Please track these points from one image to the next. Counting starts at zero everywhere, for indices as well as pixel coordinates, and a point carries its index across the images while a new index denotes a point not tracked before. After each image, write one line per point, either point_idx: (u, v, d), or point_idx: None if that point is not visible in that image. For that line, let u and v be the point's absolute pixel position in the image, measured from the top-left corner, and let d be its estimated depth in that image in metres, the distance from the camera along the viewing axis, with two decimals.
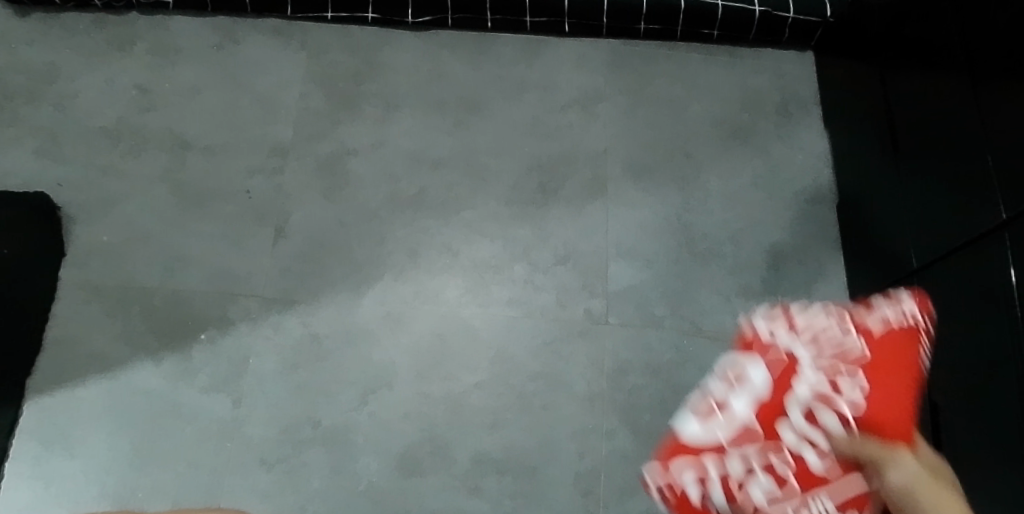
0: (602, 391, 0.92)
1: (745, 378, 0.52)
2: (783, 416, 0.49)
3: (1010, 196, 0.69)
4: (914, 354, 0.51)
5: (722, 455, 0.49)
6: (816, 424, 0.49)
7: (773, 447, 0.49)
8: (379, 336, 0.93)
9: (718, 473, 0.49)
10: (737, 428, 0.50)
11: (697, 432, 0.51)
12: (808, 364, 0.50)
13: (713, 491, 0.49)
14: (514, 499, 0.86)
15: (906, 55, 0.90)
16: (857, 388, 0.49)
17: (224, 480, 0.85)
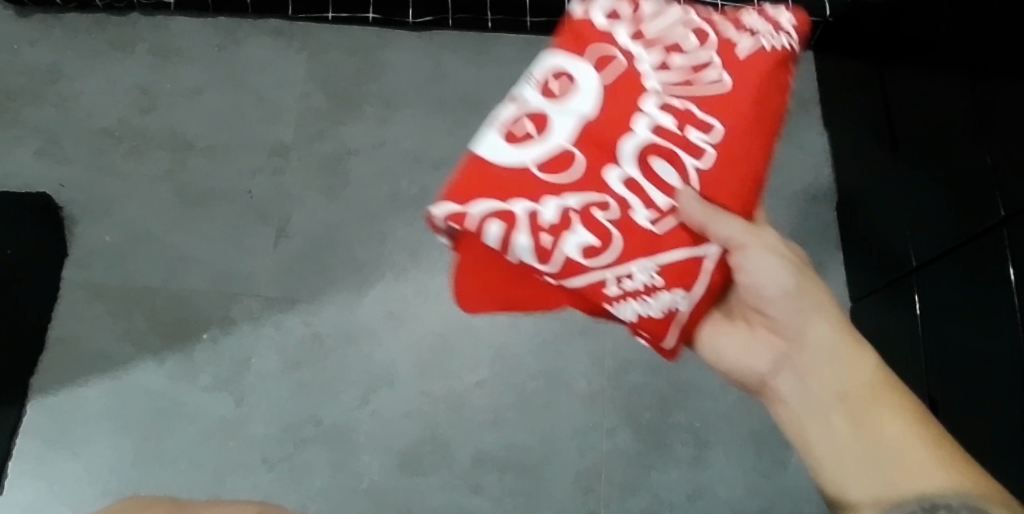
0: (603, 389, 0.92)
1: (572, 95, 0.49)
2: (613, 149, 0.49)
3: (1009, 193, 0.70)
4: (770, 107, 0.51)
5: (543, 168, 0.48)
6: (647, 159, 0.49)
7: (593, 179, 0.48)
8: (381, 335, 0.93)
9: (526, 213, 0.47)
10: (557, 143, 0.48)
11: (520, 130, 0.48)
12: (658, 94, 0.50)
13: (519, 210, 0.47)
14: (515, 498, 0.87)
15: (906, 53, 0.90)
16: (706, 134, 0.49)
17: (227, 479, 0.86)
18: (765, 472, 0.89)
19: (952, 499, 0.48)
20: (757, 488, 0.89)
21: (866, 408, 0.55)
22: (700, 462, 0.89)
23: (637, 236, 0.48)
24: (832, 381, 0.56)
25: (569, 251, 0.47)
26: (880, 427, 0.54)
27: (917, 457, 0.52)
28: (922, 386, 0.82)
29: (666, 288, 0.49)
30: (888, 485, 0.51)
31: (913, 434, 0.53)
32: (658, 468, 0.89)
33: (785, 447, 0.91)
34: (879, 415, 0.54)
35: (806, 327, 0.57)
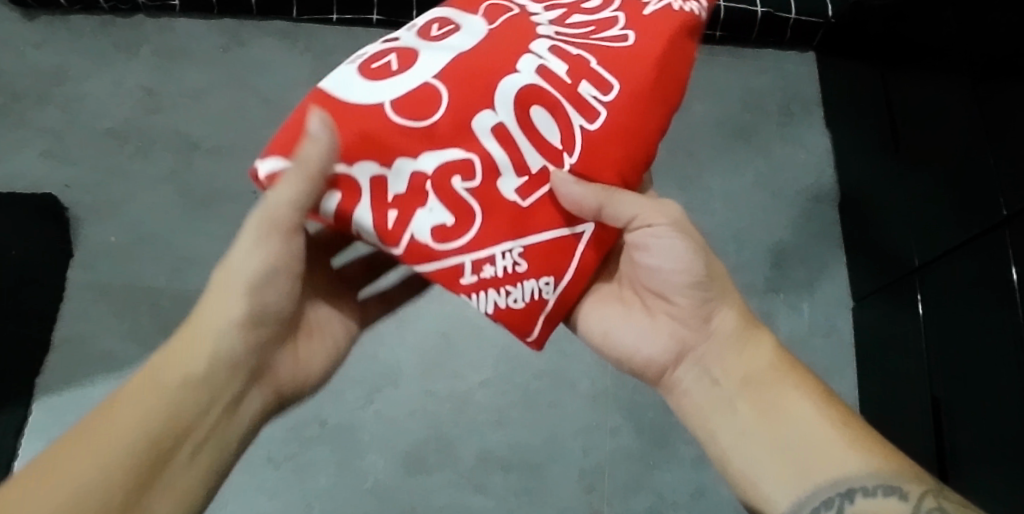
0: (606, 388, 0.92)
1: (449, 40, 0.49)
2: (488, 94, 0.47)
3: (1010, 193, 0.70)
4: (667, 78, 0.53)
5: (399, 115, 0.46)
6: (525, 113, 0.48)
7: (460, 133, 0.47)
8: (385, 335, 0.94)
9: (371, 178, 0.45)
10: (421, 86, 0.47)
11: (384, 74, 0.47)
12: (552, 50, 0.50)
13: (364, 175, 0.45)
14: (519, 496, 0.87)
15: (907, 55, 0.90)
16: (595, 96, 0.50)
17: (234, 479, 0.87)
18: None
19: (860, 479, 0.50)
20: None
21: (770, 393, 0.55)
22: (703, 460, 0.90)
23: (498, 207, 0.47)
24: (738, 366, 0.56)
25: (416, 228, 0.46)
26: (788, 411, 0.54)
27: (824, 439, 0.52)
28: (924, 386, 0.82)
29: (529, 274, 0.48)
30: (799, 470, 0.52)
31: (818, 415, 0.53)
32: (662, 467, 0.89)
33: None
34: (786, 398, 0.54)
35: (707, 310, 0.56)
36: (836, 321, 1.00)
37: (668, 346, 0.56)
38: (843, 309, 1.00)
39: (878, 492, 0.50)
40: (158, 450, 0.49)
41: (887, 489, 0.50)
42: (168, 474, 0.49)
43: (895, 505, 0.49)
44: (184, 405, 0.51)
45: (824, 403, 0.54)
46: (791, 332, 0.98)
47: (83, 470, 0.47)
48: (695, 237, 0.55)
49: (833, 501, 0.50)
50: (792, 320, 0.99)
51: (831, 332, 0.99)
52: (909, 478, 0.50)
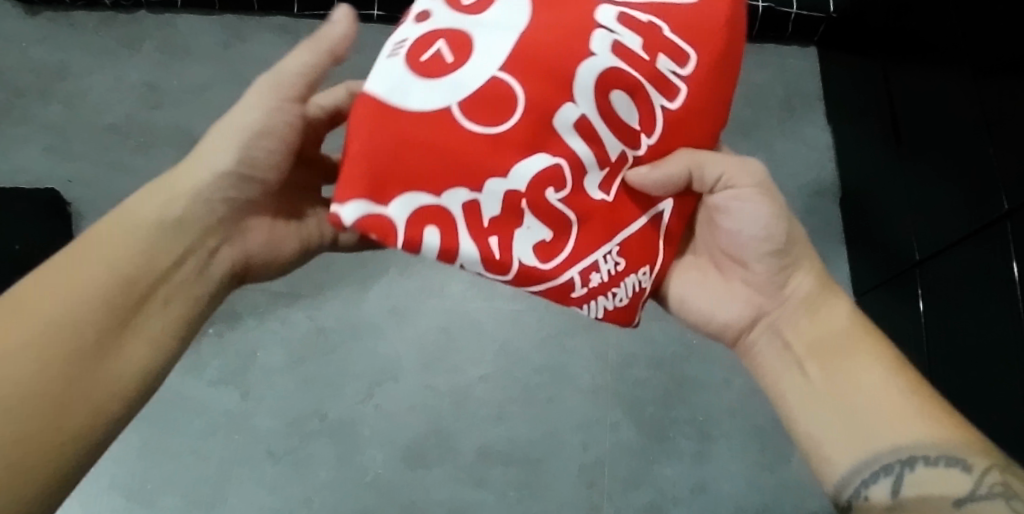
0: (606, 383, 0.92)
1: (494, 12, 0.40)
2: (565, 85, 0.40)
3: (1010, 186, 0.70)
4: (734, 34, 0.46)
5: (464, 114, 0.38)
6: (607, 103, 0.42)
7: (542, 135, 0.41)
8: (384, 329, 0.94)
9: (460, 206, 0.39)
10: (489, 80, 0.39)
11: (440, 70, 0.39)
12: (619, 24, 0.41)
13: (449, 201, 0.39)
14: (518, 491, 0.87)
15: (907, 51, 0.90)
16: (671, 70, 0.43)
17: (233, 472, 0.87)
18: (768, 466, 0.90)
19: (921, 448, 0.47)
20: (760, 482, 0.89)
21: (840, 356, 0.52)
22: (704, 456, 0.90)
23: (593, 211, 0.44)
24: (810, 331, 0.54)
25: (520, 252, 0.41)
26: (857, 376, 0.50)
27: (892, 405, 0.49)
28: None
29: (629, 269, 0.45)
30: (860, 434, 0.49)
31: (890, 380, 0.50)
32: (662, 462, 0.89)
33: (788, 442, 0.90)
34: (857, 361, 0.51)
35: (785, 275, 0.54)
36: None
37: (745, 311, 0.55)
38: None
39: (939, 462, 0.46)
40: (132, 295, 0.48)
41: (950, 459, 0.46)
42: (141, 320, 0.48)
43: (955, 477, 0.45)
44: (157, 252, 0.49)
45: (898, 369, 0.50)
46: None
47: (53, 306, 0.45)
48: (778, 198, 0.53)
49: (892, 468, 0.47)
50: None
51: None
52: (977, 451, 0.46)
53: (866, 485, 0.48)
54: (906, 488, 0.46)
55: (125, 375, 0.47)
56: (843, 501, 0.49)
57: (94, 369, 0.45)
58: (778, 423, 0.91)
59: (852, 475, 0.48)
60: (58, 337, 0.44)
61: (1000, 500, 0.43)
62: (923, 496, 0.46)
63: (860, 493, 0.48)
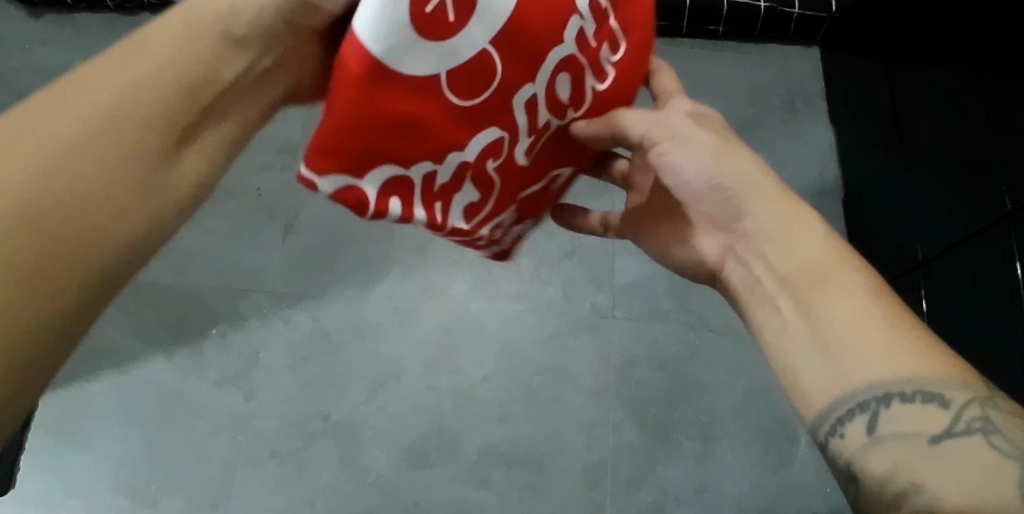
0: (609, 384, 0.92)
1: None
2: (533, 67, 0.42)
3: (1010, 187, 0.70)
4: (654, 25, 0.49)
5: (451, 88, 0.39)
6: (552, 82, 0.44)
7: (500, 110, 0.42)
8: (387, 330, 0.94)
9: (420, 175, 0.42)
10: (477, 55, 0.39)
11: (444, 31, 0.37)
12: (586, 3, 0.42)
13: (416, 172, 0.42)
14: (521, 492, 0.87)
15: (908, 52, 0.91)
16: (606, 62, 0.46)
17: (236, 473, 0.87)
18: (771, 467, 0.89)
19: (898, 383, 0.40)
20: (763, 483, 0.89)
21: (821, 286, 0.46)
22: (706, 456, 0.90)
23: (508, 179, 0.47)
24: (783, 265, 0.48)
25: (450, 214, 0.46)
26: (836, 309, 0.44)
27: (872, 338, 0.42)
28: None
29: (509, 220, 0.51)
30: (837, 369, 0.43)
31: (874, 310, 0.43)
32: (664, 463, 0.89)
33: (791, 442, 0.90)
34: (837, 290, 0.45)
35: (732, 211, 0.50)
36: None
37: (714, 251, 0.53)
38: None
39: (917, 398, 0.40)
40: (176, 122, 0.39)
41: (930, 395, 0.40)
42: (183, 150, 0.40)
43: (933, 414, 0.39)
44: (207, 74, 0.40)
45: (885, 300, 0.44)
46: None
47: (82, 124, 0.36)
48: (706, 140, 0.50)
49: (870, 404, 0.41)
50: None
51: None
52: (961, 386, 0.40)
53: (842, 420, 0.42)
54: (883, 426, 0.40)
55: (159, 210, 0.39)
56: (821, 443, 0.43)
57: (132, 198, 0.37)
58: (780, 424, 0.91)
59: (829, 412, 0.43)
60: (81, 165, 0.35)
61: (977, 437, 0.37)
62: (898, 434, 0.39)
63: (835, 429, 0.42)
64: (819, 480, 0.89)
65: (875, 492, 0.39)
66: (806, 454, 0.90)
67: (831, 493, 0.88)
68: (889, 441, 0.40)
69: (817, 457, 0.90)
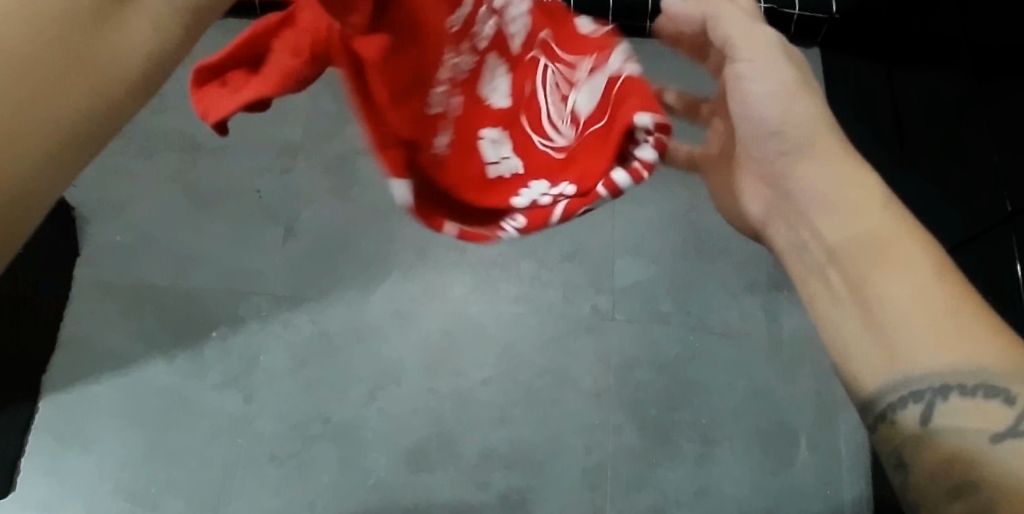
0: (610, 386, 0.92)
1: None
2: None
3: (1012, 189, 0.70)
4: None
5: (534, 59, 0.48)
6: None
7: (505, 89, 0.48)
8: (387, 333, 0.94)
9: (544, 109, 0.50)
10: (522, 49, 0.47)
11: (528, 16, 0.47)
12: None
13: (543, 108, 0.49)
14: (521, 495, 0.87)
15: (908, 54, 0.91)
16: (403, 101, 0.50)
17: (235, 475, 0.88)
18: (771, 469, 0.89)
19: (957, 373, 0.38)
20: (764, 485, 0.89)
21: (876, 258, 0.43)
22: (706, 459, 0.89)
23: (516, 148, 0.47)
24: (836, 230, 0.46)
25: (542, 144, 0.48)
26: (896, 280, 0.42)
27: (940, 320, 0.39)
28: None
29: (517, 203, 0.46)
30: (894, 349, 0.40)
31: (940, 281, 0.41)
32: (664, 466, 0.89)
33: (792, 445, 0.90)
34: (900, 262, 0.42)
35: (783, 165, 0.49)
36: None
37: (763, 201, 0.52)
38: None
39: (977, 394, 0.37)
40: None
41: (996, 388, 0.37)
42: None
43: (991, 411, 0.36)
44: None
45: (949, 274, 0.41)
46: (795, 331, 0.96)
47: None
48: (786, 77, 0.48)
49: (927, 394, 0.38)
50: (797, 318, 0.96)
51: None
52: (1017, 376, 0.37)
53: (899, 406, 0.39)
54: (939, 418, 0.38)
55: None
56: (870, 424, 0.42)
57: None
58: (781, 426, 0.91)
59: (881, 397, 0.40)
60: None
61: None
62: (960, 428, 0.37)
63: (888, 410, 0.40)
64: (820, 483, 0.89)
65: (930, 488, 0.37)
66: (806, 456, 0.90)
67: (831, 496, 0.88)
68: (943, 434, 0.37)
69: (817, 460, 0.90)
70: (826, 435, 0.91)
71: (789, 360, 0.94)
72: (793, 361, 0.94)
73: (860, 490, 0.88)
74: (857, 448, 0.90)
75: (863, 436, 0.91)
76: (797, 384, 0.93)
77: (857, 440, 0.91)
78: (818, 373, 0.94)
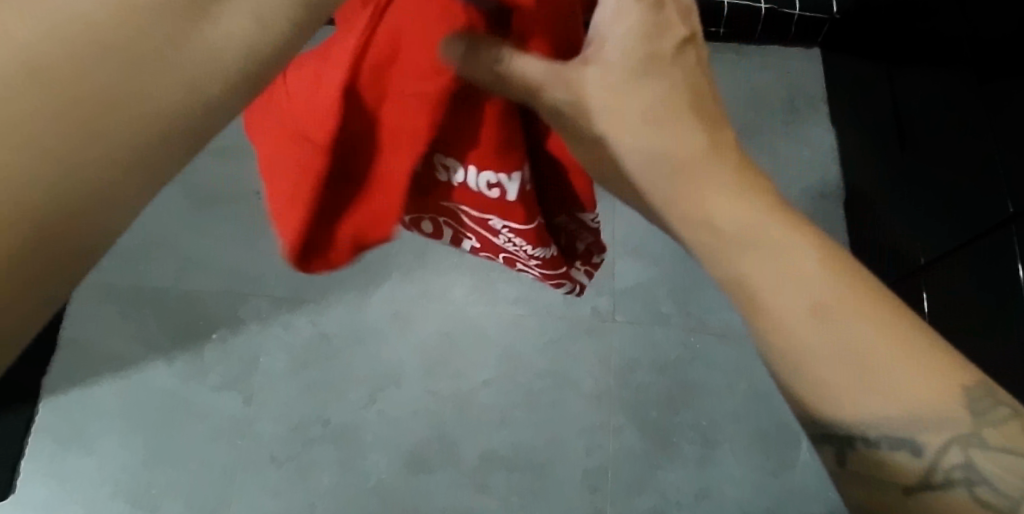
0: (611, 387, 0.92)
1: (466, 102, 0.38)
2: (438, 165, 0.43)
3: (1015, 189, 0.70)
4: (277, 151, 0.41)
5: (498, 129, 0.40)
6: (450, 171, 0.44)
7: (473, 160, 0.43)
8: (388, 335, 0.94)
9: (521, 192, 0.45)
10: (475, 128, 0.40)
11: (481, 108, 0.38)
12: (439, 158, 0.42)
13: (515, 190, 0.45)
14: (522, 497, 0.87)
15: (908, 54, 0.91)
16: None
17: (235, 476, 0.88)
18: (773, 471, 0.89)
19: (879, 422, 0.33)
20: (764, 486, 0.88)
21: (763, 290, 0.33)
22: (707, 460, 0.89)
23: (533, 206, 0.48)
24: (731, 269, 0.34)
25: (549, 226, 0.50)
26: (792, 328, 0.33)
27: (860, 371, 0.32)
28: None
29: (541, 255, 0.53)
30: (813, 397, 0.33)
31: (860, 321, 0.32)
32: (665, 468, 0.89)
33: (793, 447, 0.90)
34: (799, 295, 0.33)
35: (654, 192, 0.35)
36: None
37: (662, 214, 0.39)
38: None
39: (884, 446, 0.33)
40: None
41: (901, 441, 0.33)
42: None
43: (908, 463, 0.34)
44: None
45: (846, 293, 0.33)
46: None
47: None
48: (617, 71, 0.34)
49: (859, 439, 0.34)
50: None
51: None
52: (945, 426, 0.33)
53: (827, 437, 0.35)
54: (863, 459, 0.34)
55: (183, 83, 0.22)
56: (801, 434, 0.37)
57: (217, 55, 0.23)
58: (782, 427, 0.91)
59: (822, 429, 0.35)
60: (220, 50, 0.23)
61: (962, 490, 0.33)
62: (882, 464, 0.34)
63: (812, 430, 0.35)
64: (821, 485, 0.89)
65: (863, 513, 0.35)
66: (807, 458, 0.89)
67: (832, 497, 0.88)
68: (868, 470, 0.35)
69: (818, 462, 0.89)
70: None
71: None
72: None
73: None
74: None
75: None
76: None
77: None
78: None
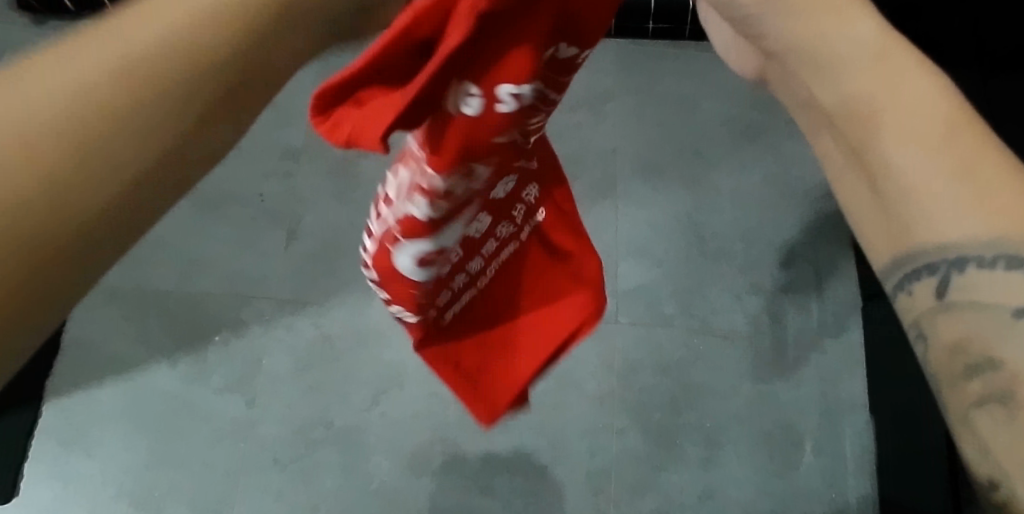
0: (613, 389, 0.92)
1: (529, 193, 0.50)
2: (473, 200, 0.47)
3: None
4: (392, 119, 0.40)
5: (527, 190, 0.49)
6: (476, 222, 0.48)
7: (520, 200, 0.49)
8: (392, 338, 0.93)
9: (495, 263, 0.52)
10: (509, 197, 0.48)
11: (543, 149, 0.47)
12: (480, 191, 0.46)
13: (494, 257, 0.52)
14: (525, 499, 0.87)
15: None
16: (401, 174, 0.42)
17: (238, 480, 0.87)
18: (776, 473, 0.89)
19: (985, 241, 0.27)
20: (769, 488, 0.88)
21: (881, 111, 0.28)
22: (710, 462, 0.89)
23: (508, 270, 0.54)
24: (838, 88, 0.29)
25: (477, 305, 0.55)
26: (895, 127, 0.28)
27: (976, 172, 0.27)
28: None
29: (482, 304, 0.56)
30: (916, 211, 0.28)
31: (968, 142, 0.27)
32: (668, 470, 0.89)
33: (796, 448, 0.90)
34: (906, 99, 0.28)
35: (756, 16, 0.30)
36: (846, 321, 0.96)
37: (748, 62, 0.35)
38: (854, 309, 0.97)
39: (998, 266, 0.27)
40: None
41: (1018, 255, 0.27)
42: None
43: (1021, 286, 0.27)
44: None
45: (965, 108, 0.28)
46: (800, 332, 0.95)
47: None
48: None
49: (954, 266, 0.27)
50: (801, 320, 0.96)
51: (840, 332, 0.95)
52: None
53: (912, 276, 0.29)
54: (956, 293, 0.28)
55: None
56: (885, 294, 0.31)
57: None
58: (786, 429, 0.91)
59: (898, 266, 0.29)
60: None
61: None
62: (978, 306, 0.27)
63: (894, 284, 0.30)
64: (824, 486, 0.88)
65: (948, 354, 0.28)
66: (811, 460, 0.89)
67: (837, 499, 0.87)
68: (960, 312, 0.28)
69: (822, 464, 0.89)
70: (830, 438, 0.90)
71: (794, 361, 0.94)
72: (798, 363, 0.94)
73: (865, 493, 0.88)
74: (862, 451, 0.90)
75: (868, 439, 0.90)
76: (801, 387, 0.92)
77: (862, 444, 0.90)
78: (823, 376, 0.93)
